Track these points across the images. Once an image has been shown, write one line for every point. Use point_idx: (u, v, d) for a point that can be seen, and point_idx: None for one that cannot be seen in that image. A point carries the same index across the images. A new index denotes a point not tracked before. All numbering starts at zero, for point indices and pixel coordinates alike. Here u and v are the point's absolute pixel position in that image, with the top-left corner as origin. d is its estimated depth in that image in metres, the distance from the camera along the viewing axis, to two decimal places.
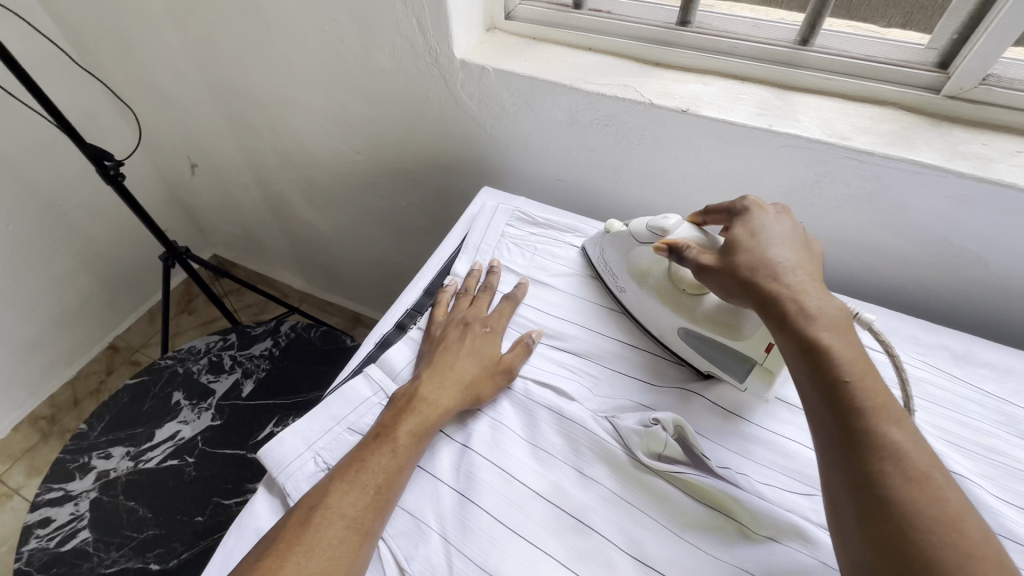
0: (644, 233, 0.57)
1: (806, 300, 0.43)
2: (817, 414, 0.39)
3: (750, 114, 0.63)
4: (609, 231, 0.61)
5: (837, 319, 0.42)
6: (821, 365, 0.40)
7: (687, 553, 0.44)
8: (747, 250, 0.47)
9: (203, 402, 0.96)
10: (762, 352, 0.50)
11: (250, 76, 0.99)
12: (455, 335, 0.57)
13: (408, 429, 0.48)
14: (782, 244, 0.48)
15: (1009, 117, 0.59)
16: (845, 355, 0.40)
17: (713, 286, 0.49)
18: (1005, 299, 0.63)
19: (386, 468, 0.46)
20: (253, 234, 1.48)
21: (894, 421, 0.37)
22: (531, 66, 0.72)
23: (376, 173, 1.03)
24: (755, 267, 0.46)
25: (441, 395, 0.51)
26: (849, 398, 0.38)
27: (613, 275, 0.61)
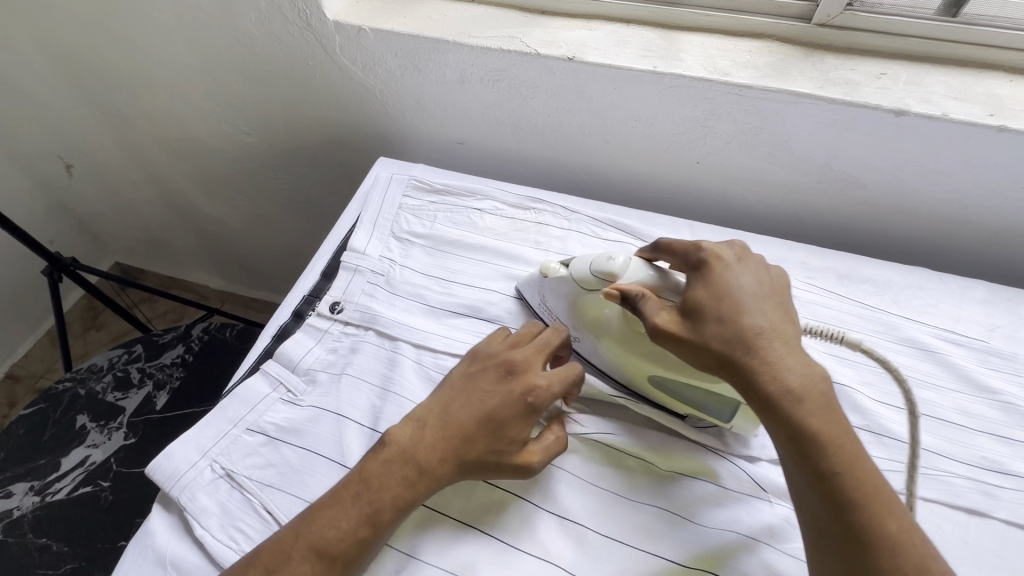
0: (589, 278, 0.48)
1: (790, 377, 0.39)
2: (810, 500, 0.37)
3: (634, 56, 0.62)
4: (546, 274, 0.53)
5: (808, 405, 0.38)
6: (811, 454, 0.37)
7: (602, 498, 0.45)
8: (711, 324, 0.41)
9: (112, 421, 0.89)
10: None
11: (107, 57, 0.88)
12: (498, 403, 0.44)
13: (393, 500, 0.41)
14: (756, 309, 0.41)
15: (872, 40, 0.61)
16: (832, 446, 0.37)
17: (669, 348, 0.43)
18: (883, 218, 0.67)
19: (352, 542, 0.39)
20: (154, 235, 1.36)
21: (889, 510, 0.35)
22: (411, 24, 0.68)
23: (271, 154, 0.96)
24: (729, 341, 0.40)
25: (439, 463, 0.42)
26: (841, 491, 0.36)
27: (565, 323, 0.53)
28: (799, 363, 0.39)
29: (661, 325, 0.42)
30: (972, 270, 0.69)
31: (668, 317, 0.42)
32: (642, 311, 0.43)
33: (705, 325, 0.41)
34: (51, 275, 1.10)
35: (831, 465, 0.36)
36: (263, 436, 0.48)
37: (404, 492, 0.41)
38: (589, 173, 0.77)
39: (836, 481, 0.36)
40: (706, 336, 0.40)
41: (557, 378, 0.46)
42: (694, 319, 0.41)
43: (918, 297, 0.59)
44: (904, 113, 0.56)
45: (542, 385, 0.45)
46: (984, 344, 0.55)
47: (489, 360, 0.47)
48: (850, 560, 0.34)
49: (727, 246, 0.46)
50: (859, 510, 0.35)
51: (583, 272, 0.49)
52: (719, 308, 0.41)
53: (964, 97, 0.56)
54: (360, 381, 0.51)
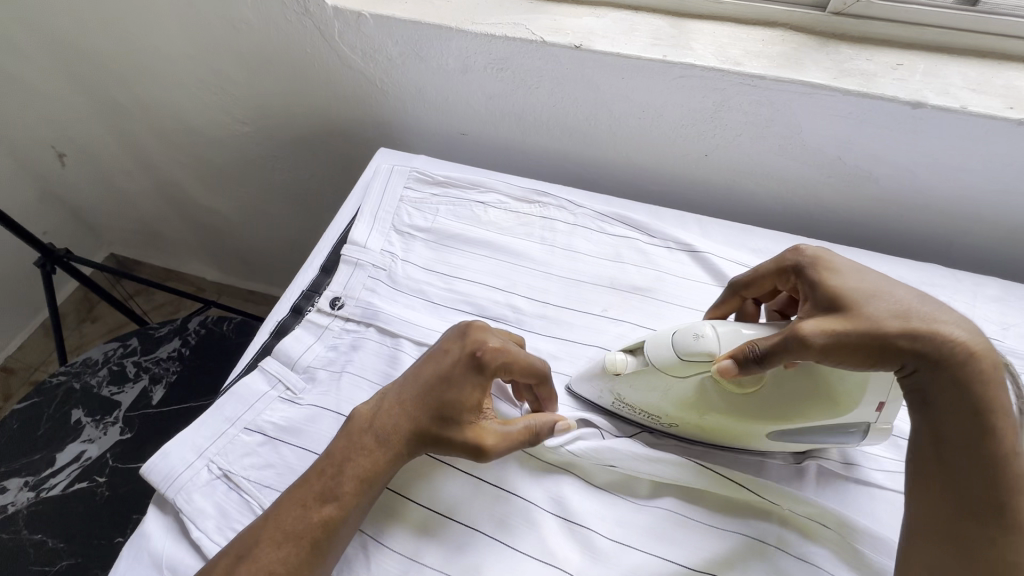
0: (673, 360, 0.44)
1: (978, 348, 0.37)
2: (975, 477, 0.35)
3: (644, 45, 0.60)
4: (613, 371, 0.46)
5: (997, 383, 0.36)
6: (994, 435, 0.35)
7: (610, 502, 0.44)
8: (875, 301, 0.39)
9: (108, 416, 0.88)
10: (873, 412, 0.42)
11: (98, 42, 0.85)
12: (450, 363, 0.43)
13: (354, 476, 0.41)
14: (897, 286, 0.40)
15: (889, 30, 0.59)
16: (1008, 429, 0.36)
17: (835, 356, 0.38)
18: (895, 214, 0.66)
19: (318, 520, 0.39)
20: (149, 226, 1.34)
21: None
22: (413, 10, 0.66)
23: (268, 144, 0.93)
24: (906, 316, 0.38)
25: (397, 437, 0.42)
26: (1009, 474, 0.35)
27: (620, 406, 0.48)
28: (977, 339, 0.37)
29: (828, 334, 0.38)
30: (984, 267, 0.68)
31: (820, 323, 0.38)
32: (783, 339, 0.38)
33: (869, 307, 0.38)
34: (44, 267, 1.08)
35: (1011, 445, 0.35)
36: (261, 435, 0.47)
37: (366, 466, 0.41)
38: (594, 166, 0.75)
39: (1014, 461, 0.35)
40: (877, 313, 0.38)
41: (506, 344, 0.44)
42: (858, 309, 0.39)
43: (930, 294, 0.58)
44: (922, 105, 0.54)
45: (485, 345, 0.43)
46: (998, 343, 0.54)
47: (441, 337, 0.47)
48: (1002, 537, 0.35)
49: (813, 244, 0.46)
50: (1023, 492, 0.35)
51: (662, 347, 0.44)
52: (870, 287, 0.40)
53: (983, 89, 0.55)
54: (361, 380, 0.50)
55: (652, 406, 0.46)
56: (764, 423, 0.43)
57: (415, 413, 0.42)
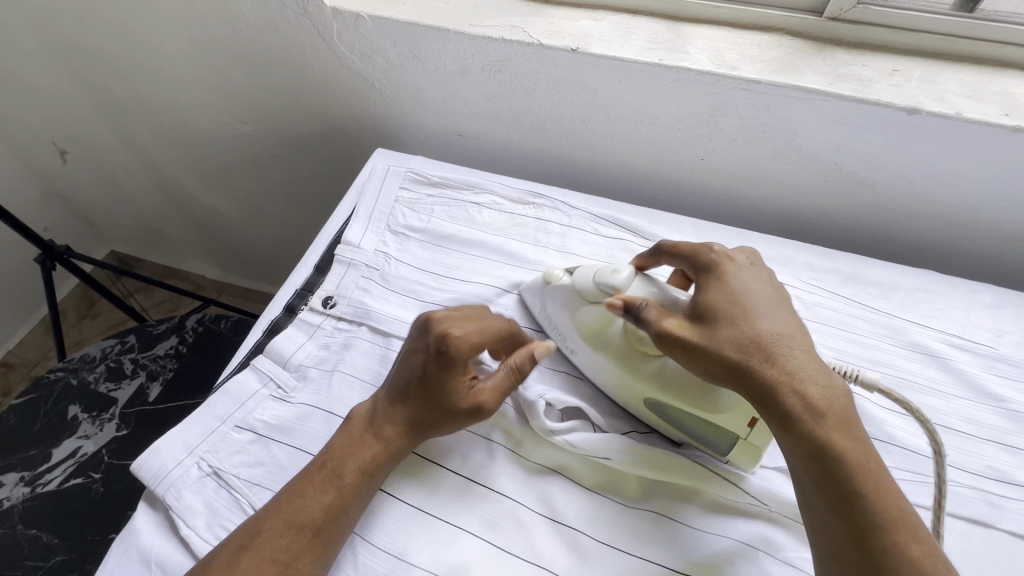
0: (591, 289, 0.48)
1: (811, 392, 0.38)
2: (824, 515, 0.37)
3: (641, 48, 0.61)
4: (547, 282, 0.52)
5: (830, 418, 0.38)
6: (830, 471, 0.37)
7: (598, 503, 0.44)
8: (727, 330, 0.41)
9: (104, 412, 0.88)
10: (745, 425, 0.43)
11: (99, 40, 0.85)
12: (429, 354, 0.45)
13: (356, 467, 0.42)
14: (772, 318, 0.42)
15: (885, 36, 0.59)
16: (854, 466, 0.37)
17: (676, 357, 0.42)
18: (890, 219, 0.66)
19: (324, 507, 0.40)
20: (149, 224, 1.34)
21: (912, 532, 0.35)
22: (411, 11, 0.66)
23: (267, 143, 0.94)
24: (748, 351, 0.40)
25: (394, 429, 0.44)
26: (865, 511, 0.35)
27: (557, 332, 0.51)
28: (819, 375, 0.39)
29: (671, 332, 0.41)
30: (980, 274, 0.68)
31: (675, 323, 0.42)
32: (647, 320, 0.43)
33: (720, 334, 0.41)
34: (44, 263, 1.08)
35: (854, 482, 0.36)
36: (251, 433, 0.47)
37: (367, 459, 0.43)
38: (590, 168, 0.75)
39: (863, 499, 0.36)
40: (720, 341, 0.40)
41: (478, 332, 0.46)
42: (707, 328, 0.41)
43: (924, 300, 0.58)
44: (917, 111, 0.54)
45: (462, 331, 0.45)
46: (991, 350, 0.54)
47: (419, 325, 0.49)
48: None
49: (740, 251, 0.46)
50: (884, 530, 0.35)
51: (587, 282, 0.49)
52: (739, 314, 0.41)
53: (979, 95, 0.55)
54: (352, 380, 0.50)
55: (566, 330, 0.50)
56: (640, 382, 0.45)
57: (409, 404, 0.45)
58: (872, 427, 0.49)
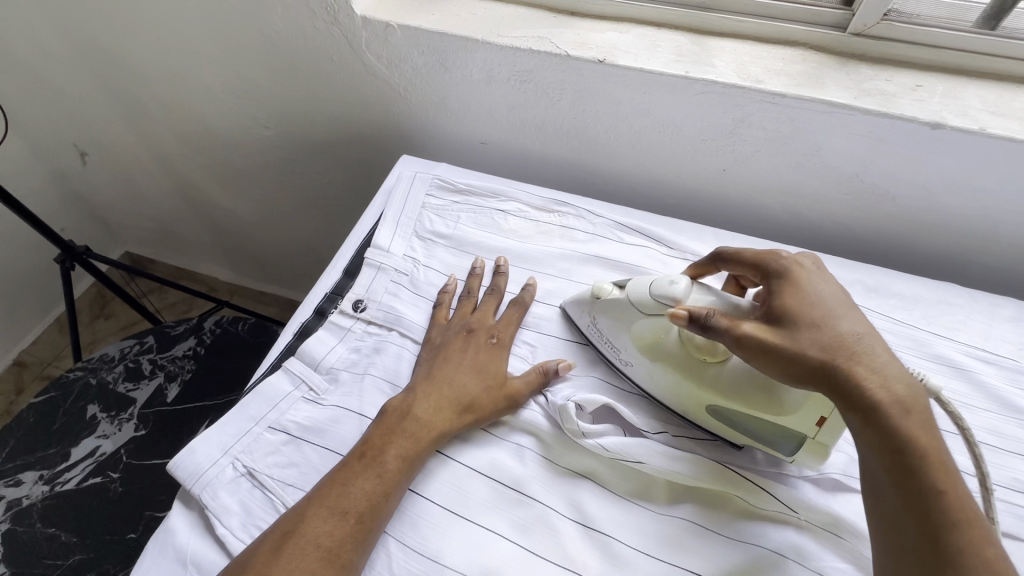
0: (647, 301, 0.48)
1: (896, 387, 0.37)
2: (898, 516, 0.36)
3: (667, 60, 0.62)
4: (598, 295, 0.51)
5: (914, 417, 0.37)
6: (914, 471, 0.35)
7: (628, 510, 0.45)
8: (805, 330, 0.40)
9: (123, 412, 0.89)
10: (813, 426, 0.43)
11: (128, 45, 0.87)
12: (474, 348, 0.51)
13: (397, 454, 0.44)
14: (849, 318, 0.41)
15: (908, 52, 0.60)
16: (935, 466, 0.35)
17: (752, 360, 0.41)
18: (911, 232, 0.66)
19: (369, 494, 0.41)
20: (166, 226, 1.35)
21: (983, 535, 0.34)
22: (440, 21, 0.67)
23: (289, 148, 0.95)
24: (829, 348, 0.39)
25: (436, 415, 0.46)
26: (943, 513, 0.34)
27: (612, 347, 0.51)
28: (900, 373, 0.38)
29: (747, 335, 0.41)
30: (999, 287, 0.69)
31: (751, 323, 0.42)
32: (715, 329, 0.42)
33: (801, 332, 0.40)
34: (63, 263, 1.09)
35: (938, 484, 0.35)
36: (285, 434, 0.47)
37: (410, 446, 0.44)
38: (611, 177, 0.76)
39: (943, 500, 0.34)
40: (801, 340, 0.40)
41: (509, 329, 0.53)
42: (787, 324, 0.41)
43: (947, 313, 0.58)
44: (941, 126, 0.55)
45: (497, 329, 0.53)
46: (1015, 363, 0.54)
47: (453, 324, 0.53)
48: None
49: (808, 256, 0.46)
50: (961, 532, 0.34)
51: (643, 292, 0.48)
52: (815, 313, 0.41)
53: (1002, 111, 0.56)
54: (384, 384, 0.50)
55: (620, 343, 0.50)
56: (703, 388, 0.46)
57: (454, 391, 0.47)
58: None
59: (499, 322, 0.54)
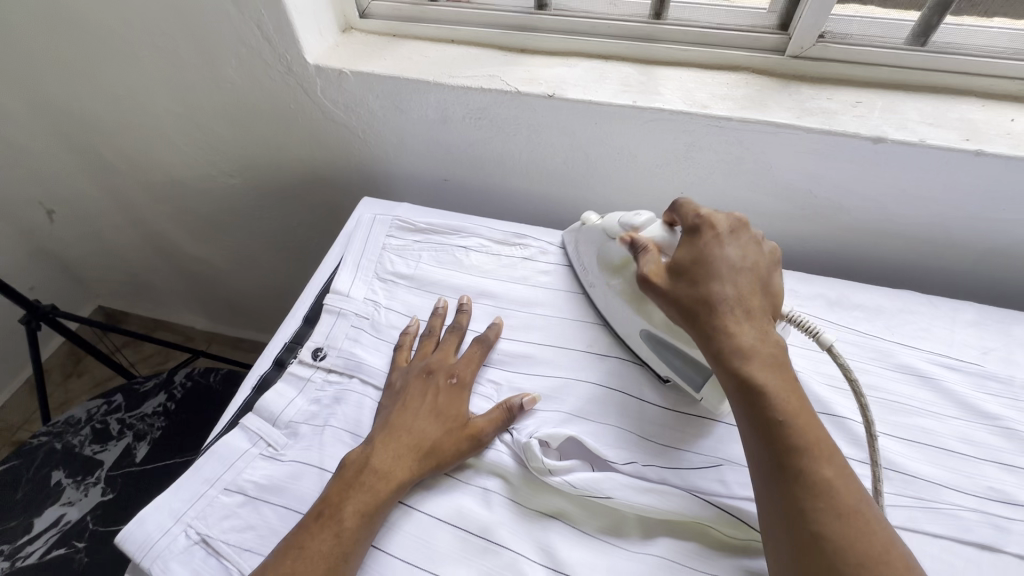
0: (615, 228, 0.55)
1: (744, 336, 0.42)
2: (748, 441, 0.41)
3: (614, 91, 0.63)
4: (586, 224, 0.60)
5: (759, 357, 0.42)
6: (754, 403, 0.40)
7: (599, 549, 0.43)
8: (686, 290, 0.45)
9: (89, 477, 0.85)
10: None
11: (88, 103, 0.87)
12: (432, 390, 0.50)
13: (355, 508, 0.42)
14: (728, 276, 0.45)
15: (845, 70, 0.62)
16: (779, 399, 0.40)
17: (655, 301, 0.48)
18: (869, 241, 0.67)
19: (327, 555, 0.40)
20: (138, 277, 1.34)
21: (825, 455, 0.38)
22: (392, 66, 0.68)
23: (255, 195, 0.95)
24: (701, 305, 0.44)
25: (395, 465, 0.45)
26: (788, 439, 0.39)
27: (586, 271, 0.58)
28: (754, 325, 0.43)
29: (648, 274, 0.48)
30: (962, 291, 0.69)
31: (653, 269, 0.48)
32: (641, 258, 0.49)
33: (683, 288, 0.45)
34: (29, 324, 1.06)
35: (776, 414, 0.39)
36: (241, 495, 0.46)
37: (368, 500, 0.43)
38: (573, 205, 0.77)
39: (786, 428, 0.39)
40: (682, 298, 0.45)
41: (468, 370, 0.52)
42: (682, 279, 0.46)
43: (909, 321, 0.59)
44: (882, 140, 0.56)
45: (456, 370, 0.52)
46: (979, 368, 0.54)
47: (413, 366, 0.52)
48: (792, 497, 0.37)
49: (724, 218, 0.48)
50: (802, 456, 0.38)
51: (614, 224, 0.56)
52: (700, 276, 0.45)
53: (939, 123, 0.57)
54: (344, 435, 0.49)
55: (592, 267, 0.57)
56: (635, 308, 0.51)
57: (413, 438, 0.46)
58: (872, 453, 0.49)
59: (460, 361, 0.53)
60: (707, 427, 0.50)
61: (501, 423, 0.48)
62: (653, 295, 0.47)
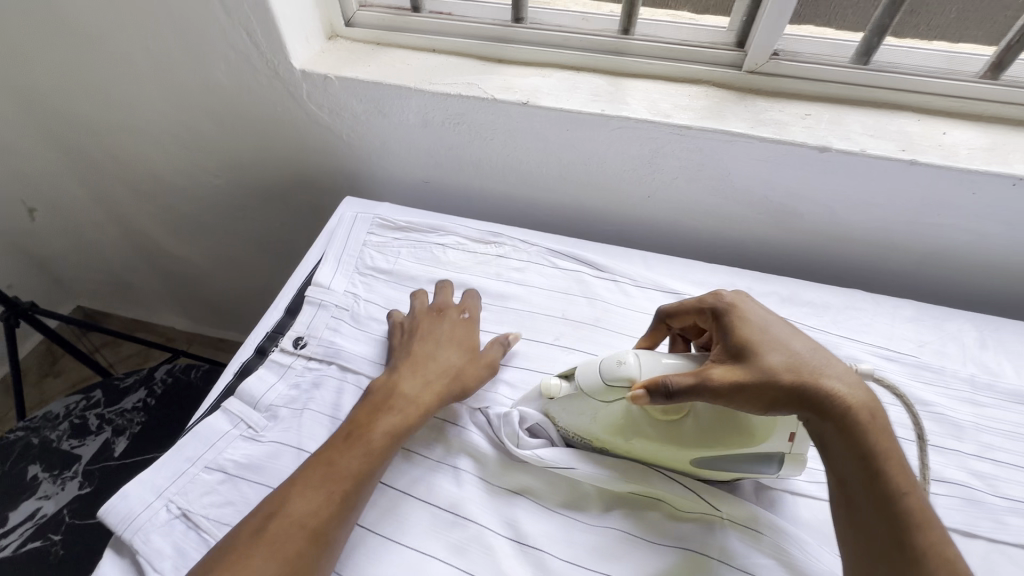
0: (600, 388, 0.46)
1: (857, 399, 0.40)
2: (863, 517, 0.39)
3: (585, 100, 0.67)
4: (551, 395, 0.49)
5: (874, 422, 0.40)
6: (874, 475, 0.39)
7: (560, 522, 0.46)
8: (774, 360, 0.41)
9: (67, 471, 0.86)
10: (787, 440, 0.44)
11: (76, 102, 0.88)
12: (444, 333, 0.56)
13: (388, 427, 0.47)
14: (806, 343, 0.43)
15: (797, 85, 0.67)
16: (894, 468, 0.39)
17: (735, 402, 0.41)
18: (821, 244, 0.72)
19: (368, 463, 0.45)
20: (119, 277, 1.34)
21: (937, 527, 0.38)
22: (376, 72, 0.72)
23: (240, 194, 0.97)
24: (801, 373, 0.41)
25: (421, 391, 0.50)
26: (906, 511, 0.38)
27: (574, 437, 0.49)
28: (858, 385, 0.41)
29: (725, 381, 0.41)
30: (905, 291, 0.75)
31: (723, 371, 0.42)
32: (690, 389, 0.41)
33: (773, 363, 0.41)
34: (8, 321, 1.06)
35: (897, 485, 0.38)
36: (221, 473, 0.48)
37: (398, 420, 0.48)
38: (547, 208, 0.81)
39: (903, 500, 0.38)
40: (775, 373, 0.41)
41: (468, 316, 0.59)
42: (755, 359, 0.42)
43: (854, 317, 0.63)
44: (827, 149, 0.61)
45: (458, 315, 0.58)
46: (915, 359, 0.59)
47: (417, 314, 0.58)
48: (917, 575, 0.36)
49: (744, 292, 0.48)
50: (922, 531, 0.37)
51: (593, 377, 0.47)
52: (781, 345, 0.42)
53: (879, 135, 0.62)
54: (322, 417, 0.51)
55: (587, 428, 0.48)
56: (680, 448, 0.45)
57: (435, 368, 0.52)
58: None
59: (461, 309, 0.59)
60: None
61: (497, 350, 0.56)
62: (740, 398, 0.41)
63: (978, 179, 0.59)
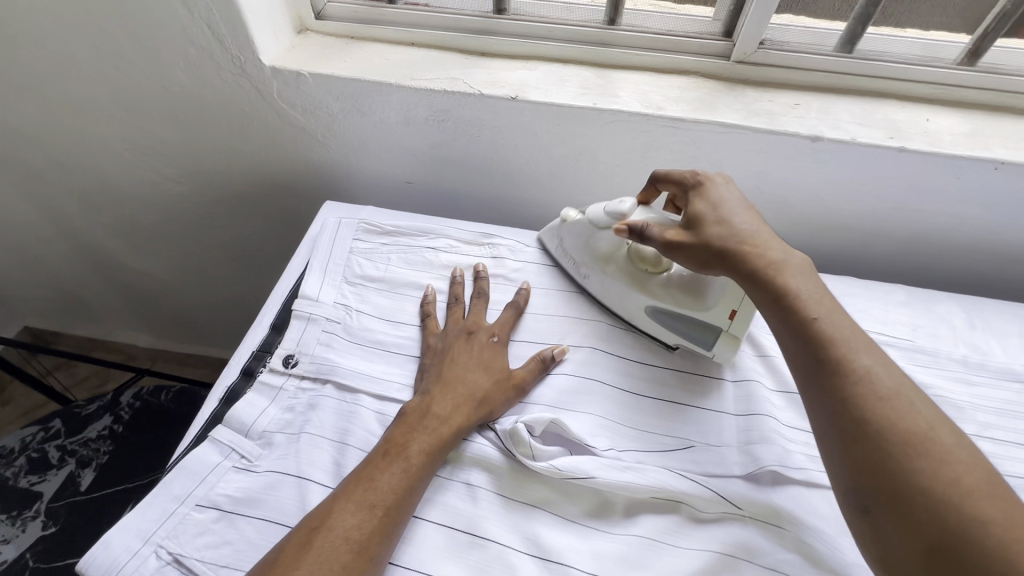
0: (603, 218, 0.57)
1: (771, 257, 0.47)
2: (789, 353, 0.44)
3: (575, 94, 0.65)
4: (564, 221, 0.62)
5: (785, 270, 0.46)
6: (787, 309, 0.44)
7: (582, 534, 0.44)
8: (702, 229, 0.50)
9: (26, 511, 0.78)
10: (726, 318, 0.53)
11: (13, 107, 0.80)
12: (482, 348, 0.54)
13: (420, 448, 0.45)
14: (739, 216, 0.50)
15: (784, 75, 0.67)
16: (807, 301, 0.44)
17: (677, 258, 0.51)
18: (811, 232, 0.73)
19: (396, 488, 0.43)
20: (72, 294, 1.24)
21: (861, 348, 0.41)
22: (353, 68, 0.68)
23: (205, 202, 0.91)
24: (722, 238, 0.49)
25: (453, 410, 0.48)
26: (821, 333, 0.42)
27: (573, 262, 0.61)
28: (779, 247, 0.48)
29: (669, 238, 0.51)
30: (891, 275, 0.76)
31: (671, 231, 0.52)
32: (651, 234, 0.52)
33: (701, 232, 0.50)
34: None
35: (809, 315, 0.43)
36: (215, 510, 0.44)
37: (432, 442, 0.46)
38: (537, 205, 0.79)
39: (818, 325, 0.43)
40: (702, 238, 0.50)
41: (501, 329, 0.56)
42: (694, 227, 0.51)
43: (849, 304, 0.64)
44: (819, 139, 0.61)
45: (494, 329, 0.56)
46: (911, 343, 0.60)
47: (448, 329, 0.56)
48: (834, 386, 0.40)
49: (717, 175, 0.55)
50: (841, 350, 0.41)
51: (599, 215, 0.58)
52: (714, 217, 0.51)
53: (867, 123, 0.63)
54: (322, 441, 0.48)
55: (582, 258, 0.60)
56: (643, 290, 0.56)
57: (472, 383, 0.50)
58: None
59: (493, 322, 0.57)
60: (677, 410, 0.53)
61: (539, 373, 0.53)
62: (677, 254, 0.51)
63: (962, 164, 0.60)
